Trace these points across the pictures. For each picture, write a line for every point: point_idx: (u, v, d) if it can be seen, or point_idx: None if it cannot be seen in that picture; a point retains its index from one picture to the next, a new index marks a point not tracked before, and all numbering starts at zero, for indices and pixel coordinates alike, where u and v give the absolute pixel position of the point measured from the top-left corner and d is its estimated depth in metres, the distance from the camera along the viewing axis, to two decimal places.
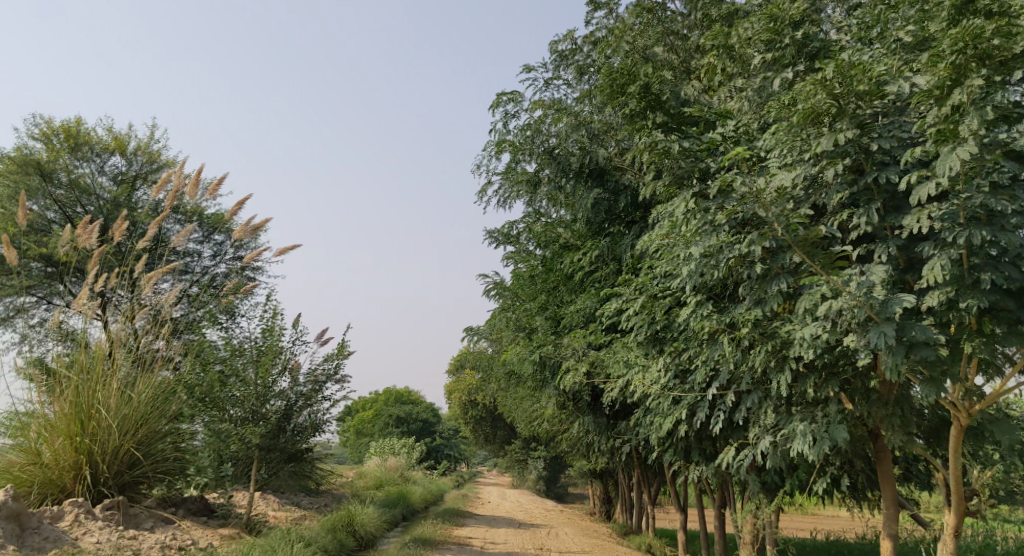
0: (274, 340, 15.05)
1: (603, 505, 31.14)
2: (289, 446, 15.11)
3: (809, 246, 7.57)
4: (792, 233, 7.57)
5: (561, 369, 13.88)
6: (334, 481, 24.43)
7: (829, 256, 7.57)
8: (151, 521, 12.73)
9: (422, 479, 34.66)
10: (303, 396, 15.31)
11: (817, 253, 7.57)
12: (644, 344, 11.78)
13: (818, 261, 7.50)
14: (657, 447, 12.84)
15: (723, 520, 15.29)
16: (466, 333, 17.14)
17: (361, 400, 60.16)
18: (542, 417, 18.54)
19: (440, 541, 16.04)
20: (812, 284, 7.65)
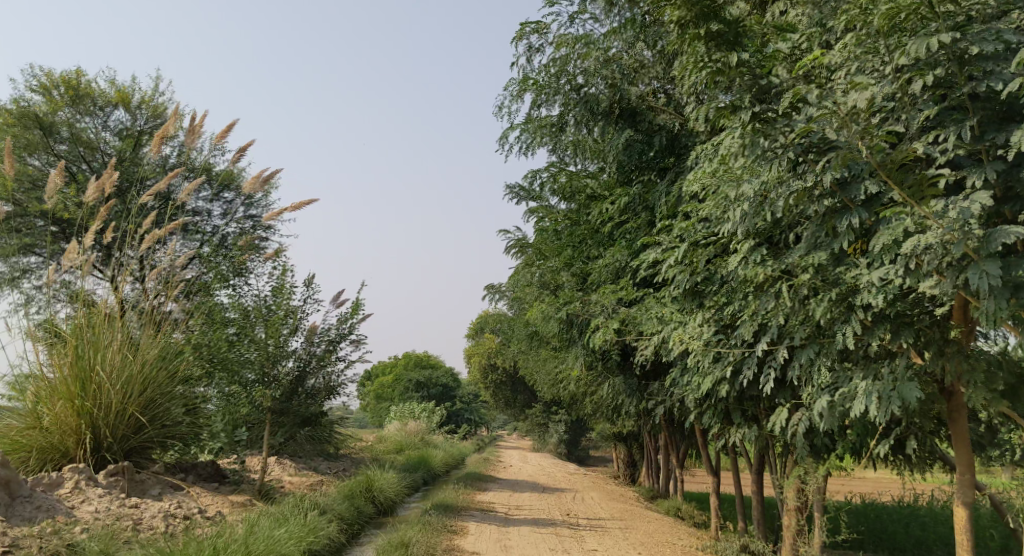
0: (285, 300, 14.50)
1: (627, 469, 30.48)
2: (302, 411, 14.62)
3: (896, 169, 6.66)
4: (877, 154, 6.61)
5: (590, 327, 13.03)
6: (353, 445, 23.78)
7: (920, 184, 6.69)
8: (158, 487, 12.07)
9: (443, 443, 34.03)
10: (315, 357, 14.73)
11: (907, 178, 6.70)
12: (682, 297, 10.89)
13: (906, 186, 6.66)
14: (694, 409, 12.00)
15: (762, 484, 14.46)
16: (486, 291, 16.28)
17: (380, 364, 59.63)
18: (567, 379, 17.72)
19: (463, 507, 15.36)
20: (894, 217, 6.74)
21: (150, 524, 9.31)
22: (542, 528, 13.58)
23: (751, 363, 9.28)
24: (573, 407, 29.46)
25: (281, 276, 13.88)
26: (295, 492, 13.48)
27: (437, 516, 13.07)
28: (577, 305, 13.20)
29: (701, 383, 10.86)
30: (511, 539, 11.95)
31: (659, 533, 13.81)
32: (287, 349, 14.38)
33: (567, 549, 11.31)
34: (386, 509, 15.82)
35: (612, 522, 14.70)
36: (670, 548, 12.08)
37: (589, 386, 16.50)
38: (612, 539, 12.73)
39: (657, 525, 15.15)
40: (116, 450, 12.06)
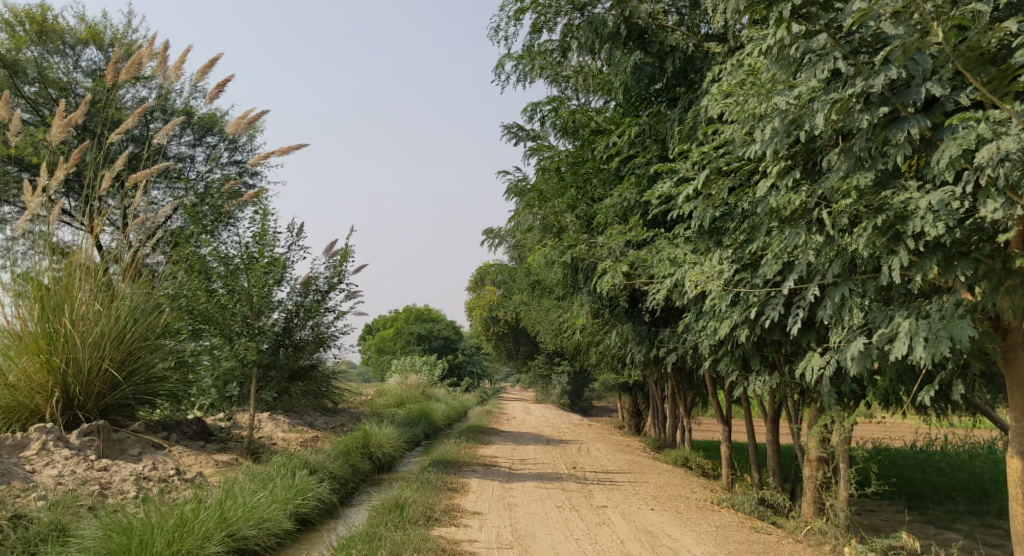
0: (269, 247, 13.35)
1: (633, 419, 29.79)
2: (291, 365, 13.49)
3: (974, 61, 6.12)
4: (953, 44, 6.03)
5: (596, 271, 12.13)
6: (351, 399, 23.03)
7: (1002, 75, 6.13)
8: (137, 447, 11.35)
9: (445, 396, 33.37)
10: (303, 308, 13.66)
11: (986, 70, 6.14)
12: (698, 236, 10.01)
13: (986, 82, 6.09)
14: (710, 356, 11.18)
15: (780, 433, 13.72)
16: (485, 236, 15.33)
17: (381, 318, 58.81)
18: (572, 328, 16.89)
19: (464, 462, 14.62)
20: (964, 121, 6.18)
21: (119, 487, 8.55)
22: (547, 483, 12.84)
23: (777, 304, 8.44)
24: (578, 358, 28.70)
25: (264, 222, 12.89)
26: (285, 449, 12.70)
27: (436, 472, 12.32)
28: (583, 249, 12.29)
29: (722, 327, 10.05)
30: (515, 496, 11.19)
31: (671, 486, 13.07)
32: (272, 299, 13.26)
33: (576, 506, 10.53)
34: (384, 466, 15.08)
35: (621, 475, 13.96)
36: (685, 503, 11.31)
37: (595, 335, 15.66)
38: (622, 494, 11.97)
39: (669, 477, 14.41)
40: (90, 409, 11.28)
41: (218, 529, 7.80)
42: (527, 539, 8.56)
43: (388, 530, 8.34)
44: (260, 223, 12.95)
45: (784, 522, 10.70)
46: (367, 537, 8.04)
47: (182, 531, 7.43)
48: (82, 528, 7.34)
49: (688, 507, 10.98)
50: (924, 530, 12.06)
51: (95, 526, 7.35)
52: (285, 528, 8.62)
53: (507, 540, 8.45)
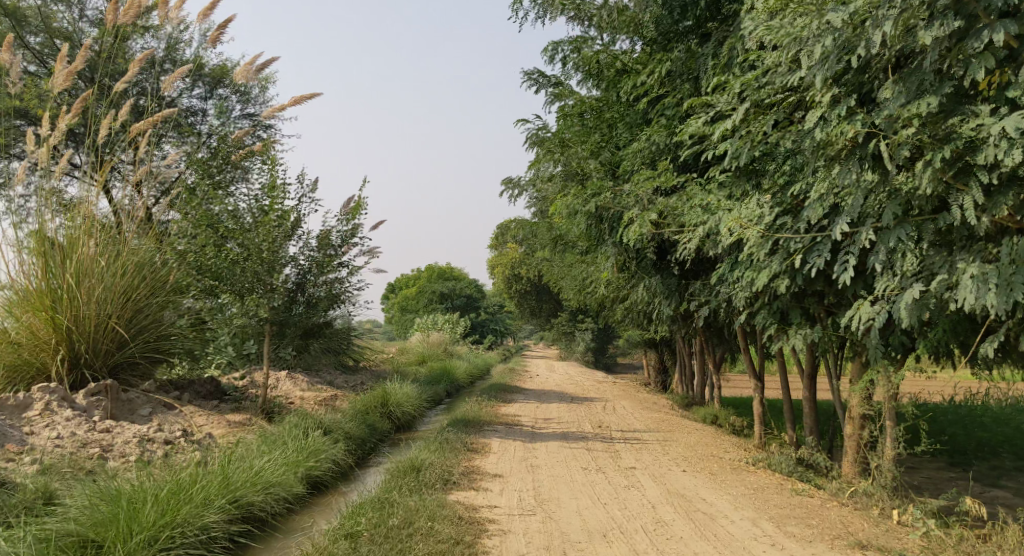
0: (279, 198, 12.41)
1: (659, 376, 29.23)
2: (306, 322, 12.76)
3: None
4: None
5: (623, 221, 11.44)
6: (372, 358, 22.61)
7: None
8: (149, 408, 10.82)
9: (468, 354, 32.97)
10: (316, 263, 12.87)
11: None
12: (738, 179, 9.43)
13: None
14: (746, 308, 10.56)
15: (817, 389, 13.10)
16: (506, 185, 14.69)
17: (403, 277, 58.41)
18: (597, 283, 16.27)
19: (486, 421, 14.13)
20: None
21: (122, 450, 8.12)
22: (574, 443, 12.31)
23: (823, 250, 7.77)
24: (602, 315, 28.10)
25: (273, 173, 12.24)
26: (301, 408, 12.22)
27: (457, 432, 11.83)
28: (608, 197, 11.61)
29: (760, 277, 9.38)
30: (538, 457, 10.66)
31: (703, 446, 12.49)
32: (285, 254, 12.43)
33: (602, 468, 9.97)
34: (403, 426, 14.62)
35: (650, 434, 13.40)
36: (718, 464, 10.74)
37: (621, 289, 15.05)
38: (652, 454, 11.41)
39: (699, 435, 13.84)
40: (98, 368, 10.86)
41: (219, 495, 7.39)
42: (551, 503, 8.03)
43: (403, 495, 7.84)
44: (269, 175, 12.31)
45: (823, 482, 10.12)
46: (380, 503, 7.55)
47: (178, 499, 7.01)
48: (69, 496, 6.94)
49: (721, 468, 10.40)
50: (970, 488, 11.45)
51: (84, 493, 6.89)
52: (294, 493, 8.19)
53: (529, 505, 7.93)
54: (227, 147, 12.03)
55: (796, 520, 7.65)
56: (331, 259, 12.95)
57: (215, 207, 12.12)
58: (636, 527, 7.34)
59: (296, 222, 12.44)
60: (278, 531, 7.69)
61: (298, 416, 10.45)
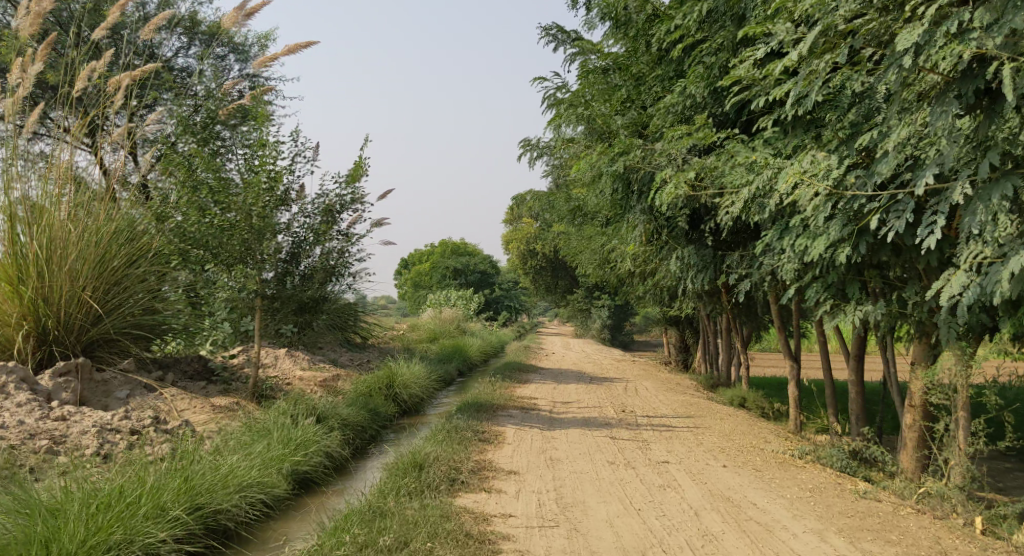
0: (269, 158, 10.99)
1: (680, 354, 27.95)
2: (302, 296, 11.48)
3: None
4: None
5: (654, 184, 10.20)
6: (380, 335, 21.47)
7: None
8: (127, 389, 9.44)
9: (482, 332, 31.79)
10: (313, 231, 11.54)
11: None
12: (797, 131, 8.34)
13: None
14: (795, 281, 9.36)
15: (865, 370, 11.91)
16: (522, 147, 13.41)
17: (416, 252, 57.15)
18: (619, 256, 15.03)
19: (498, 405, 12.99)
20: None
21: (77, 442, 7.02)
22: (596, 431, 11.15)
23: (905, 211, 6.54)
24: (621, 291, 26.82)
25: (262, 129, 11.07)
26: (297, 391, 11.08)
27: (467, 418, 10.70)
28: (637, 156, 10.33)
29: (820, 246, 8.14)
30: (558, 448, 9.52)
31: (740, 434, 11.32)
32: (279, 222, 11.08)
33: (631, 462, 8.80)
34: (410, 409, 13.51)
35: (679, 420, 12.24)
36: (761, 456, 9.58)
37: (647, 262, 13.79)
38: (685, 445, 10.25)
39: (733, 421, 12.65)
40: (70, 344, 9.62)
41: (171, 505, 6.34)
42: (578, 509, 6.93)
43: (403, 500, 6.75)
44: (256, 130, 11.13)
45: (882, 479, 8.96)
46: (373, 513, 6.45)
47: (115, 511, 6.03)
48: None
49: (766, 462, 9.24)
50: None
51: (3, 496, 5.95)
52: (272, 495, 7.14)
53: (550, 512, 6.82)
54: (210, 98, 10.68)
55: (872, 535, 6.60)
56: (328, 227, 11.66)
57: (193, 160, 10.64)
58: (680, 544, 6.28)
59: (290, 186, 11.06)
60: (248, 545, 6.64)
61: (288, 400, 9.35)
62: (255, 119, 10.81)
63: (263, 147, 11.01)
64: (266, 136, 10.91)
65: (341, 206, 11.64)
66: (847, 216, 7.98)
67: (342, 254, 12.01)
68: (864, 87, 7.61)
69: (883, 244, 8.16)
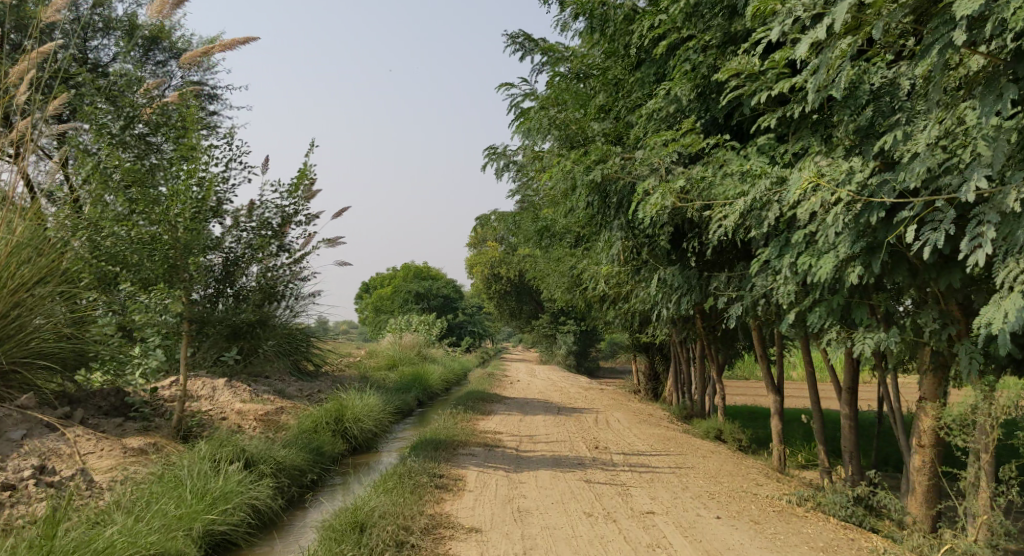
0: (198, 163, 9.62)
1: (649, 383, 26.87)
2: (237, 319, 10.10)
3: None
4: None
5: (635, 196, 9.13)
6: (335, 362, 20.13)
7: None
8: (22, 428, 7.90)
9: (444, 358, 30.50)
10: (252, 246, 10.13)
11: None
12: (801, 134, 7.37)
13: None
14: (793, 307, 8.32)
15: (859, 404, 10.90)
16: (488, 156, 12.29)
17: (378, 276, 55.64)
18: (592, 278, 13.93)
19: (460, 441, 11.74)
20: None
21: None
22: (568, 473, 9.97)
23: (944, 223, 5.56)
24: (589, 316, 25.74)
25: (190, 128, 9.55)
26: (228, 429, 9.77)
27: (423, 460, 9.47)
28: (616, 165, 9.25)
29: (829, 264, 7.11)
30: (526, 496, 8.32)
31: (727, 476, 10.20)
32: (213, 235, 9.68)
33: (611, 514, 7.62)
34: (362, 446, 12.22)
35: (658, 459, 11.11)
36: (755, 505, 8.47)
37: (622, 285, 12.70)
38: (668, 492, 9.11)
39: (716, 460, 11.55)
40: None
41: None
42: None
43: None
44: (181, 128, 9.67)
45: (893, 532, 7.90)
46: None
47: None
48: None
49: (763, 512, 8.12)
50: None
51: None
52: None
53: None
54: (123, 93, 9.17)
55: None
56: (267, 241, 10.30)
57: (104, 167, 9.28)
58: None
59: (225, 195, 9.68)
60: None
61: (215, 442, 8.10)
62: (182, 120, 9.40)
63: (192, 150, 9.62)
64: (193, 135, 9.44)
65: (281, 218, 10.29)
66: (859, 230, 7.01)
67: (282, 271, 10.66)
68: (883, 81, 6.61)
69: (900, 263, 7.15)
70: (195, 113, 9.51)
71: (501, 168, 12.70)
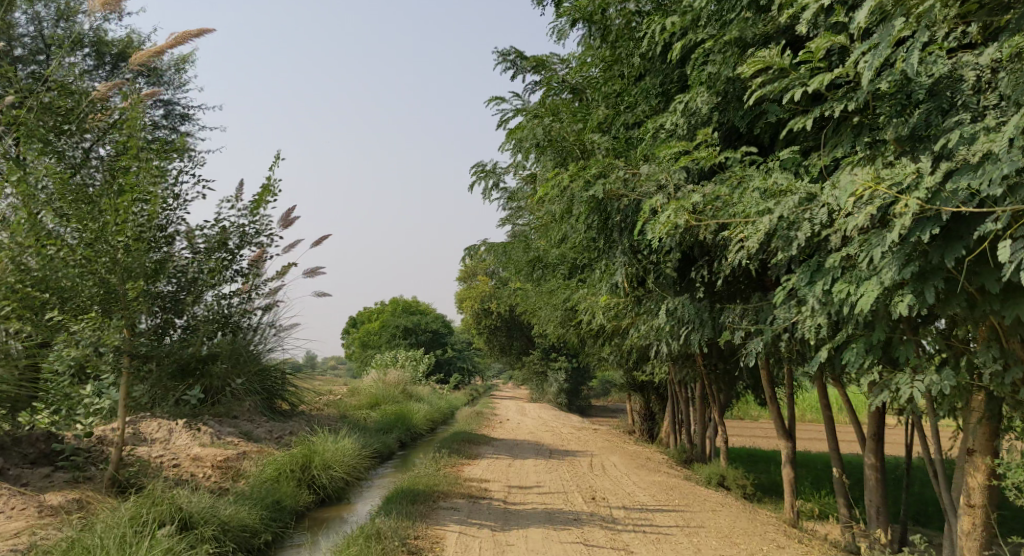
0: (146, 174, 8.14)
1: (645, 423, 25.63)
2: (192, 358, 8.57)
3: None
4: None
5: (642, 216, 8.04)
6: (313, 400, 18.88)
7: None
8: None
9: (431, 396, 29.23)
10: (207, 271, 8.67)
11: None
12: (841, 141, 6.36)
13: None
14: (822, 343, 7.23)
15: (882, 452, 9.83)
16: (476, 173, 11.23)
17: (366, 310, 54.37)
18: (589, 311, 12.82)
19: (441, 492, 10.51)
20: None
21: None
22: (561, 531, 8.77)
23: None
24: (583, 353, 24.59)
25: (134, 131, 8.08)
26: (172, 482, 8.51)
27: (397, 518, 8.27)
28: (619, 180, 8.18)
29: (872, 292, 6.03)
30: None
31: (742, 536, 9.00)
32: (159, 260, 8.27)
33: None
34: (331, 497, 11.00)
35: (662, 515, 9.91)
36: None
37: (622, 318, 11.57)
38: None
39: (727, 515, 10.36)
40: None
41: None
42: None
43: None
44: (125, 131, 8.16)
45: None
46: None
47: None
48: None
49: None
50: None
51: None
52: None
53: None
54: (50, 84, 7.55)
55: None
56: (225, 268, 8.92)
57: (28, 176, 7.73)
58: None
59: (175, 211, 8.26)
60: None
61: (156, 495, 7.02)
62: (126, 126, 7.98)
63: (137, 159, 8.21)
64: (139, 140, 8.02)
65: (240, 242, 8.97)
66: (908, 251, 5.97)
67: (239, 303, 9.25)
68: (942, 74, 5.59)
69: (955, 291, 6.10)
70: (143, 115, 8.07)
71: (491, 188, 11.64)
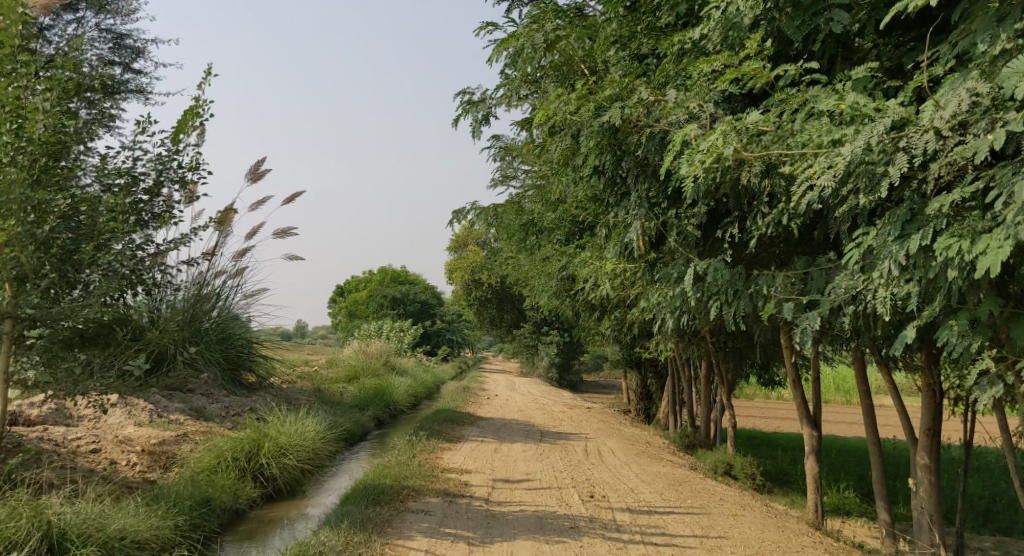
0: (26, 93, 6.30)
1: (642, 402, 24.02)
2: (92, 323, 6.68)
3: None
4: None
5: (670, 150, 6.27)
6: (282, 372, 17.13)
7: None
8: None
9: (415, 369, 27.53)
10: (116, 215, 6.82)
11: None
12: (974, 37, 4.67)
13: None
14: (904, 317, 5.52)
15: (935, 450, 8.02)
16: (461, 105, 9.42)
17: (353, 278, 52.46)
18: (592, 278, 11.09)
19: (412, 488, 8.80)
20: None
21: None
22: (554, 545, 7.13)
23: None
24: (578, 327, 22.88)
25: (9, 26, 6.19)
26: (64, 488, 6.81)
27: (344, 539, 6.58)
28: (639, 105, 6.41)
29: (998, 250, 4.41)
30: None
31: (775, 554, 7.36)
32: (48, 201, 6.45)
33: None
34: (283, 491, 9.34)
35: (675, 522, 8.26)
36: None
37: (630, 285, 9.83)
38: None
39: (750, 520, 8.70)
40: None
41: None
42: None
43: None
44: None
45: None
46: None
47: None
48: None
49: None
50: None
51: None
52: None
53: None
54: None
55: None
56: (136, 209, 7.02)
57: None
58: None
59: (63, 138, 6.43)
60: None
61: (24, 504, 6.04)
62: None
63: (16, 63, 6.36)
64: (16, 37, 6.13)
65: (158, 177, 7.06)
66: None
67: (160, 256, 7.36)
68: None
69: None
70: (22, 4, 6.18)
71: (479, 125, 9.83)
